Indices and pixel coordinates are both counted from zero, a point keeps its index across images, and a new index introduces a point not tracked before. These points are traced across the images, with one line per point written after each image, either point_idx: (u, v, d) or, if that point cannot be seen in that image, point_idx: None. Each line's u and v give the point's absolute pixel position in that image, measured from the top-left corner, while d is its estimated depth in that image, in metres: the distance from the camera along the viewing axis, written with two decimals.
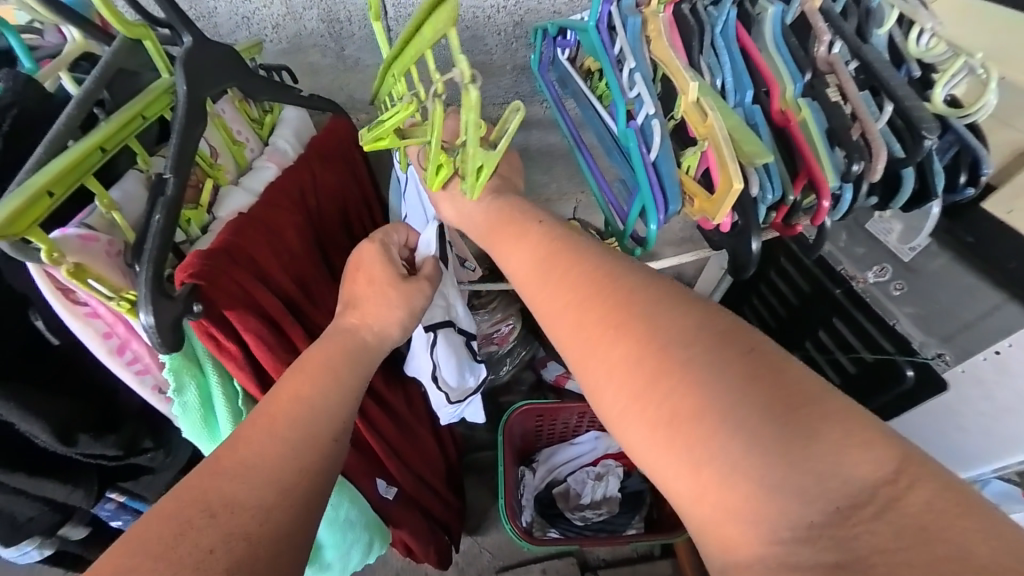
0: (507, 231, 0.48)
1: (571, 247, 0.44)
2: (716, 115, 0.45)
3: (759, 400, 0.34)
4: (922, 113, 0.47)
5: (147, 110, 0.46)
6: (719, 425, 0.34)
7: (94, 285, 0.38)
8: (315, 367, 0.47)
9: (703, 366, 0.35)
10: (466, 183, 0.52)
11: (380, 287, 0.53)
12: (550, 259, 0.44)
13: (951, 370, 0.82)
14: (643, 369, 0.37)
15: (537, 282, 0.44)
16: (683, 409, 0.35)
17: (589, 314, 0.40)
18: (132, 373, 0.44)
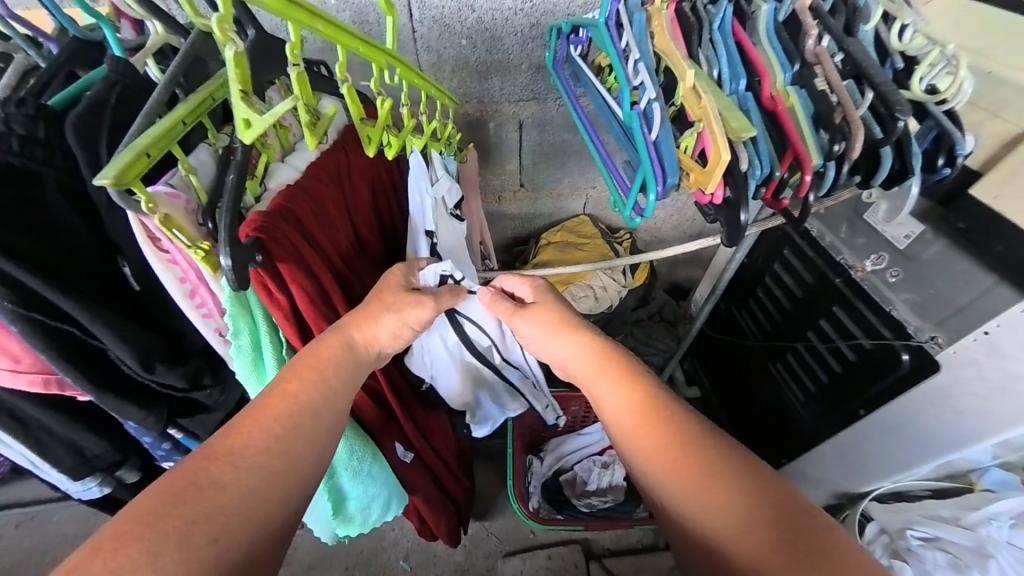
0: (604, 363, 0.68)
1: (652, 394, 0.62)
2: (710, 97, 0.51)
3: (761, 501, 0.49)
4: (898, 97, 0.52)
5: (217, 92, 0.54)
6: (755, 535, 0.47)
7: (177, 234, 0.46)
8: (321, 357, 0.59)
9: (727, 472, 0.52)
10: (569, 325, 0.73)
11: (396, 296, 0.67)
12: (640, 399, 0.62)
13: (943, 353, 0.84)
14: (689, 470, 0.54)
15: (630, 415, 0.61)
16: (709, 500, 0.51)
17: (658, 428, 0.58)
18: (199, 315, 0.52)
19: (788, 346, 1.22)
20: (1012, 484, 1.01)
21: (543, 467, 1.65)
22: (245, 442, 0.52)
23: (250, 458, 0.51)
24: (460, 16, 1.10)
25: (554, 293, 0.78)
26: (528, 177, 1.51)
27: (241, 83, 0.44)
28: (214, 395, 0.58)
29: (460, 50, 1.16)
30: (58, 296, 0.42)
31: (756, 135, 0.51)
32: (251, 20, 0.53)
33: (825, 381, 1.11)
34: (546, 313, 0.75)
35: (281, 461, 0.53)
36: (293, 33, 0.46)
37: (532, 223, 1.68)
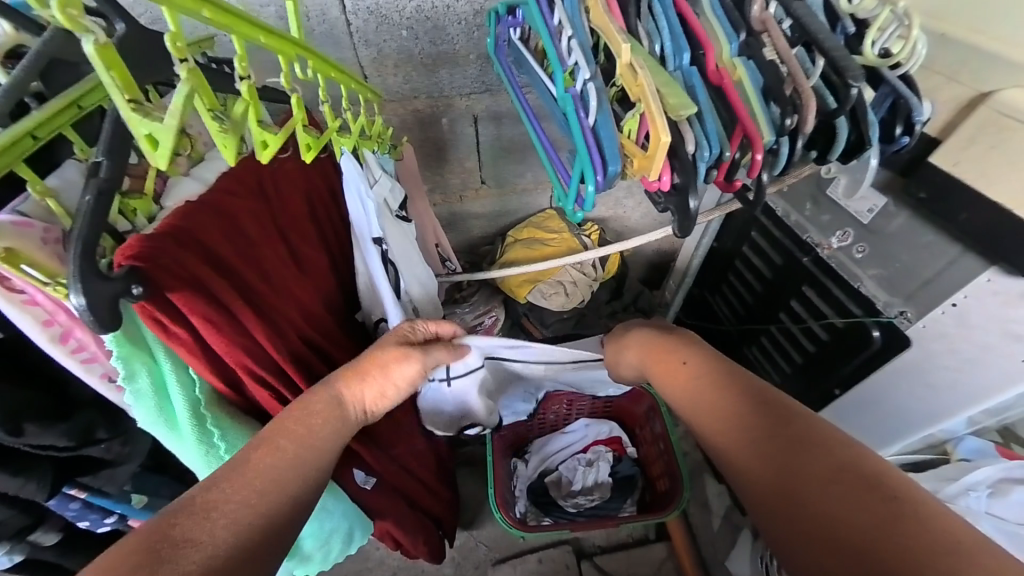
0: (665, 357, 0.65)
1: (678, 352, 0.64)
2: (647, 73, 0.46)
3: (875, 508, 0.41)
4: (850, 63, 0.48)
5: (84, 99, 0.46)
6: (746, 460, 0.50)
7: (28, 271, 0.38)
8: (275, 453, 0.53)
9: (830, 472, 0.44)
10: (626, 334, 0.74)
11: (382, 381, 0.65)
12: (663, 355, 0.66)
13: (913, 328, 0.82)
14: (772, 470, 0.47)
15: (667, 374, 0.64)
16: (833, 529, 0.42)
17: (716, 405, 0.56)
18: (78, 362, 0.44)
19: (762, 329, 1.20)
20: (987, 452, 1.02)
21: (528, 469, 1.63)
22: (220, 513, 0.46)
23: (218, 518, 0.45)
24: (397, 6, 1.02)
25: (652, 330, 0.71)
26: (489, 173, 1.45)
27: (122, 88, 0.35)
28: (112, 448, 0.51)
29: (402, 42, 1.08)
30: None
31: (695, 113, 0.46)
32: (115, 10, 0.40)
33: (800, 362, 1.10)
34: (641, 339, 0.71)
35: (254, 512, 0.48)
36: (173, 20, 0.35)
37: (498, 220, 1.63)
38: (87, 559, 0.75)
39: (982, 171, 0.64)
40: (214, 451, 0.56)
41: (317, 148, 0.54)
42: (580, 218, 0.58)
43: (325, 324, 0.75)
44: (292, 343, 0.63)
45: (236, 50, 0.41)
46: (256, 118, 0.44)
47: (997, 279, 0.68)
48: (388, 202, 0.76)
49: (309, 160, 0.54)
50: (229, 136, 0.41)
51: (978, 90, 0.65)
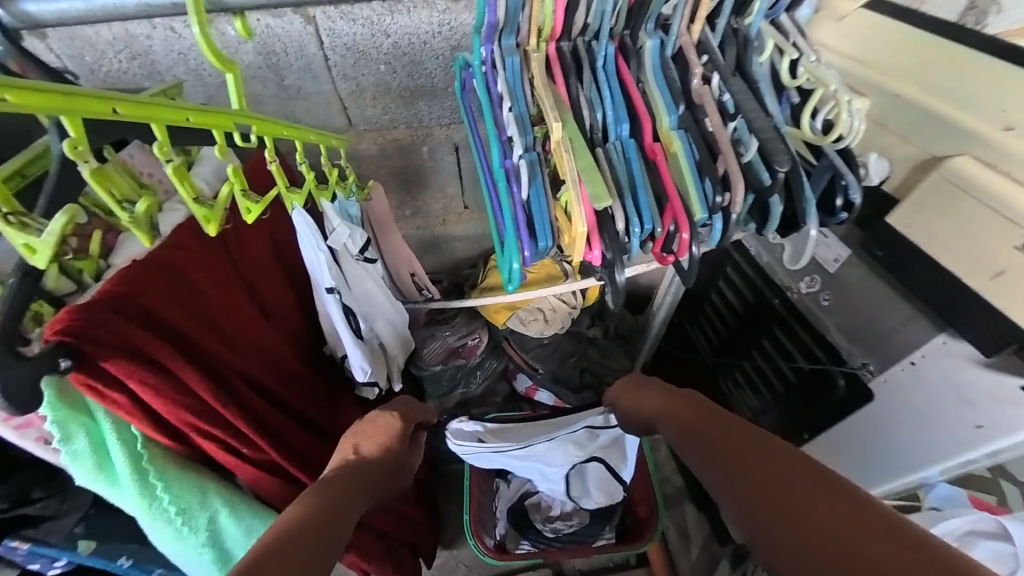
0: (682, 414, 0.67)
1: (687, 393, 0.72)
2: (571, 158, 0.47)
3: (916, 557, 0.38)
4: (777, 147, 0.49)
5: (30, 168, 0.47)
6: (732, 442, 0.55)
7: None
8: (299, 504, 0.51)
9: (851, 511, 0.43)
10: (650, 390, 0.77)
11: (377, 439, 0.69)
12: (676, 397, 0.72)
13: (875, 381, 0.81)
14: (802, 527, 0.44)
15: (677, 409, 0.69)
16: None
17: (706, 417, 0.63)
18: (13, 428, 0.46)
19: (736, 364, 1.19)
20: (958, 499, 1.01)
21: (509, 491, 1.61)
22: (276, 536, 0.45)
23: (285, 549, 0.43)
24: (374, 42, 1.02)
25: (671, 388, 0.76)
26: (471, 199, 1.47)
27: (7, 206, 0.36)
28: None
29: (380, 77, 1.09)
30: None
31: (608, 204, 0.46)
32: None
33: (770, 401, 1.08)
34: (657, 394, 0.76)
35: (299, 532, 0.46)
36: (73, 126, 0.37)
37: (483, 243, 1.63)
38: None
39: (933, 235, 0.64)
40: (157, 502, 0.57)
41: (259, 211, 0.54)
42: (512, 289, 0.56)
43: (286, 365, 0.76)
44: (243, 396, 0.64)
45: (158, 135, 0.43)
46: (191, 196, 0.46)
47: (952, 342, 0.68)
48: (347, 247, 0.78)
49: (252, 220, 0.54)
50: (133, 223, 0.41)
51: (931, 153, 0.65)
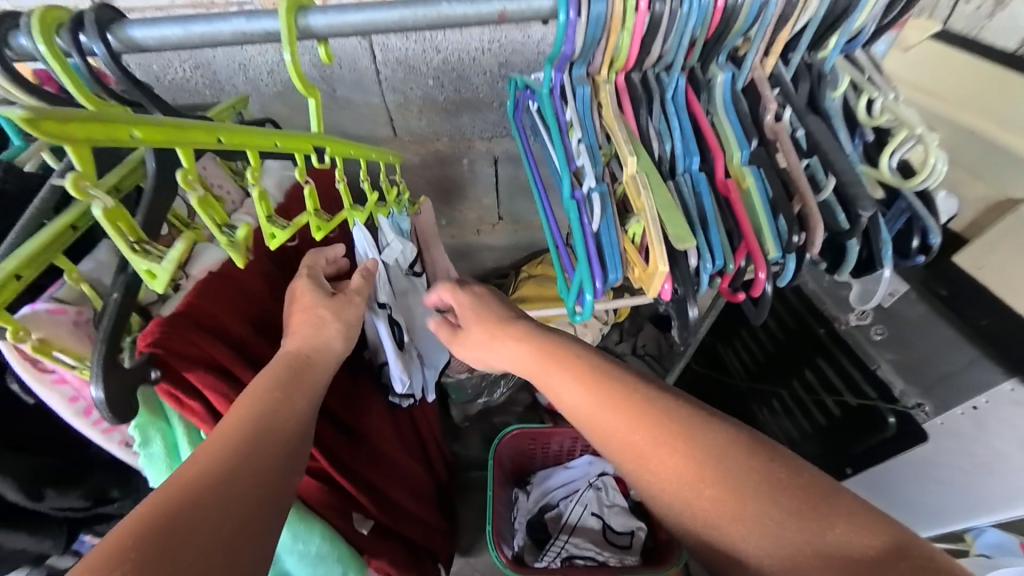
0: (554, 370, 0.57)
1: (597, 365, 0.55)
2: (649, 194, 0.47)
3: (788, 472, 0.43)
4: (860, 191, 0.48)
5: (122, 183, 0.49)
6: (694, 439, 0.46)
7: (60, 357, 0.42)
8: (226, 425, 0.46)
9: (722, 433, 0.46)
10: (500, 327, 0.64)
11: (315, 310, 0.60)
12: (591, 378, 0.54)
13: (930, 423, 0.79)
14: (676, 460, 0.46)
15: (594, 401, 0.52)
16: (733, 502, 0.42)
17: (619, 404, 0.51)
18: (100, 431, 0.48)
19: (772, 391, 1.17)
20: (1007, 547, 0.97)
21: (528, 502, 1.68)
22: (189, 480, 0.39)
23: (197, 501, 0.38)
24: (425, 57, 1.04)
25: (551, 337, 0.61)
26: (506, 210, 1.47)
27: (128, 233, 0.37)
28: (124, 505, 0.55)
29: (427, 90, 1.11)
30: None
31: (692, 245, 0.46)
32: None
33: (810, 432, 1.06)
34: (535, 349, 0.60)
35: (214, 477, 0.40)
36: (185, 157, 0.39)
37: (513, 253, 1.64)
38: None
39: None
40: None
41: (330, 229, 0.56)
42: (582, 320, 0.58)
43: None
44: None
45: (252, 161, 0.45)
46: (266, 215, 0.47)
47: (1020, 389, 0.66)
48: (399, 262, 0.79)
49: (320, 239, 0.55)
50: (233, 249, 0.43)
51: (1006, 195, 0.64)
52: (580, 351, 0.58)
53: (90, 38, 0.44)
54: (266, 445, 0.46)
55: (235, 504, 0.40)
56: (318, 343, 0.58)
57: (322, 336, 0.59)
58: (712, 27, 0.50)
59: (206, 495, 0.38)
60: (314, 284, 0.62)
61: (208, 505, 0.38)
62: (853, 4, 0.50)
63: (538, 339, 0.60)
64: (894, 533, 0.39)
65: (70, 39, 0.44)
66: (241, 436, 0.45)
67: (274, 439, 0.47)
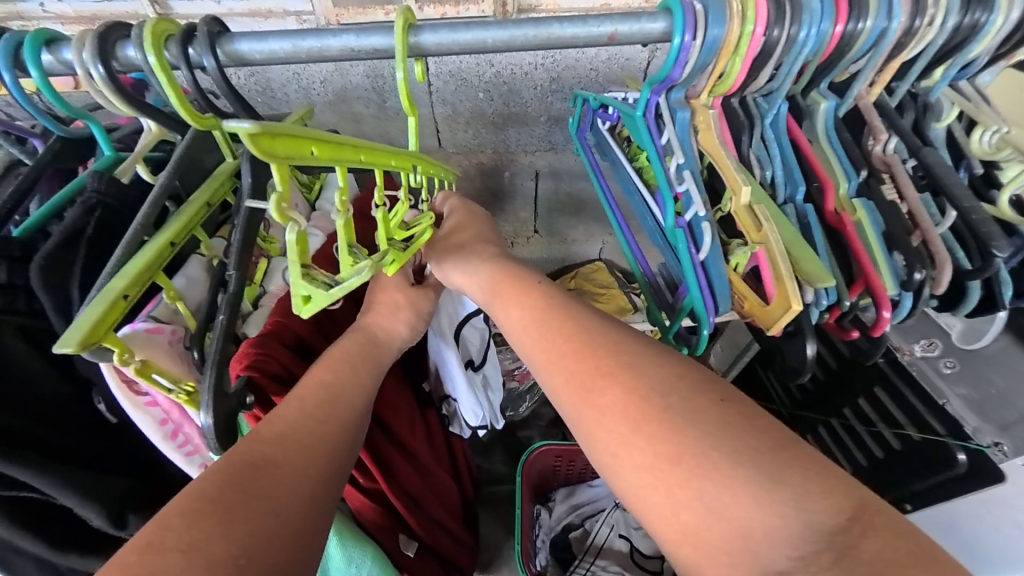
0: (505, 294, 0.51)
1: (560, 299, 0.49)
2: (772, 225, 0.45)
3: (741, 420, 0.35)
4: (992, 229, 0.44)
5: (212, 198, 0.47)
6: (648, 376, 0.39)
7: (157, 379, 0.40)
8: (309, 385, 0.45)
9: (676, 373, 0.39)
10: (489, 252, 0.58)
11: (394, 291, 0.59)
12: (545, 309, 0.48)
13: (1008, 463, 0.75)
14: (617, 394, 0.39)
15: (538, 327, 0.46)
16: (662, 447, 0.35)
17: (565, 329, 0.44)
18: (182, 455, 0.45)
19: (819, 419, 1.13)
20: None
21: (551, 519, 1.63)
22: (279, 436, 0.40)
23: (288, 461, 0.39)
24: (478, 71, 1.04)
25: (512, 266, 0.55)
26: (542, 224, 1.46)
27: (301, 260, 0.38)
28: None
29: (476, 103, 1.10)
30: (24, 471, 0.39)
31: (832, 282, 0.44)
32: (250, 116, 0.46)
33: (864, 465, 1.02)
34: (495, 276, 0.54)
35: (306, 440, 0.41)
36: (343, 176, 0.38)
37: (545, 266, 1.62)
38: None
39: None
40: None
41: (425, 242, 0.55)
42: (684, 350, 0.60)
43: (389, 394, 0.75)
44: None
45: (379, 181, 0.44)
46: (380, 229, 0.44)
47: None
48: None
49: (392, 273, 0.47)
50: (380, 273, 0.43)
51: None
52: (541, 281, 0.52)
53: (199, 51, 0.43)
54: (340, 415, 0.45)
55: (312, 468, 0.40)
56: (387, 326, 0.57)
57: (391, 321, 0.58)
58: (825, 54, 0.49)
59: (284, 453, 0.39)
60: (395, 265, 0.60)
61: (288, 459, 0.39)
62: (972, 35, 0.48)
63: (505, 266, 0.55)
64: (851, 495, 0.32)
65: (178, 52, 0.43)
66: (321, 400, 0.45)
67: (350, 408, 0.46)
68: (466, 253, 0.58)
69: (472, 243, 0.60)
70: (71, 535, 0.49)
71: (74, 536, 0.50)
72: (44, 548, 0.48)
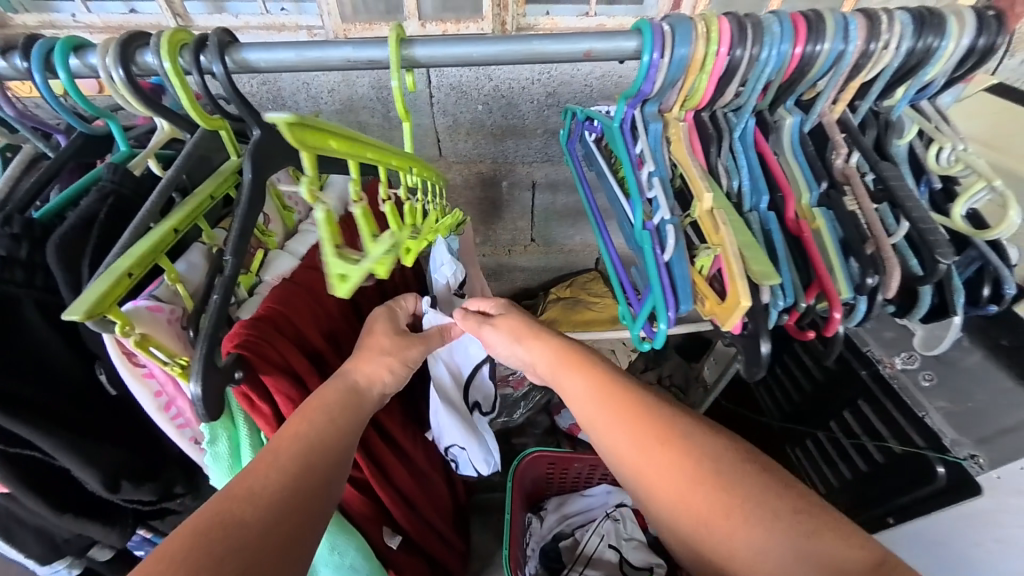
0: (572, 369, 0.59)
1: (616, 378, 0.58)
2: (728, 229, 0.48)
3: (779, 485, 0.47)
4: (937, 237, 0.48)
5: (217, 192, 0.51)
6: (702, 450, 0.49)
7: (155, 352, 0.43)
8: (288, 434, 0.49)
9: (727, 447, 0.50)
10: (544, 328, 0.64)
11: (393, 339, 0.62)
12: (603, 387, 0.57)
13: (984, 476, 0.76)
14: (678, 465, 0.49)
15: (600, 405, 0.56)
16: (722, 506, 0.46)
17: (626, 411, 0.54)
18: (175, 426, 0.49)
19: (808, 432, 1.14)
20: None
21: (542, 529, 1.65)
22: (250, 489, 0.43)
23: (247, 514, 0.42)
24: (478, 84, 1.09)
25: (563, 338, 0.63)
26: (539, 232, 1.49)
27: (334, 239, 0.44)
28: (184, 501, 0.58)
29: (476, 115, 1.15)
30: (32, 433, 0.43)
31: (778, 281, 0.46)
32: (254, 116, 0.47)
33: (850, 478, 1.02)
34: (540, 347, 0.63)
35: (273, 496, 0.44)
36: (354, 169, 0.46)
37: (542, 275, 1.65)
38: None
39: None
40: None
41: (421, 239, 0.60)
42: (643, 343, 0.61)
43: None
44: None
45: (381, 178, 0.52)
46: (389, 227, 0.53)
47: None
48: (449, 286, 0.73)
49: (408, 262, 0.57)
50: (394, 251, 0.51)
51: None
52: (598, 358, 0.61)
53: (209, 58, 0.47)
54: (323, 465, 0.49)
55: (273, 522, 0.43)
56: (369, 373, 0.59)
57: (373, 370, 0.59)
58: (787, 73, 0.53)
59: (249, 506, 0.42)
60: (389, 313, 0.65)
61: (253, 517, 0.42)
62: (926, 59, 0.51)
63: (563, 342, 0.62)
64: (872, 550, 0.42)
65: (192, 59, 0.47)
66: (296, 454, 0.48)
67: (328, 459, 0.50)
68: (513, 325, 0.65)
69: (512, 313, 0.67)
70: (73, 503, 0.53)
71: (77, 503, 0.54)
72: (48, 512, 0.51)
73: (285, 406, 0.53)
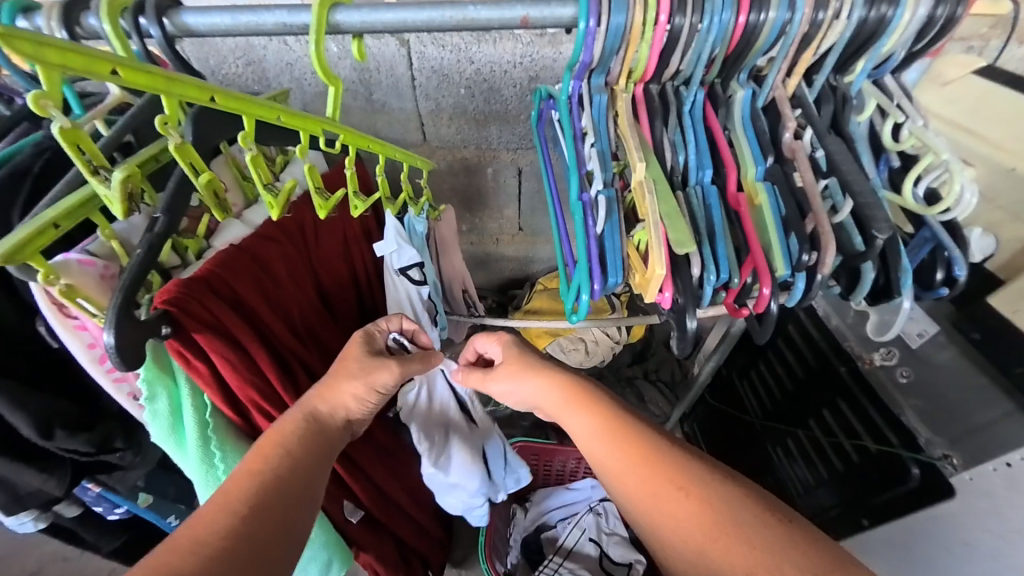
0: (576, 402, 0.60)
1: (618, 413, 0.58)
2: (654, 200, 0.47)
3: (778, 522, 0.44)
4: (877, 213, 0.46)
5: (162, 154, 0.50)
6: (706, 486, 0.48)
7: (83, 304, 0.45)
8: (239, 480, 0.50)
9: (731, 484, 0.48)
10: (541, 364, 0.66)
11: (368, 362, 0.65)
12: (608, 423, 0.57)
13: (957, 477, 0.73)
14: (689, 504, 0.47)
15: (602, 441, 0.56)
16: (733, 549, 0.43)
17: (630, 447, 0.53)
18: (112, 379, 0.51)
19: (788, 431, 1.11)
20: None
21: (525, 520, 1.61)
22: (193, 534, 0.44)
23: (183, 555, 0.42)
24: (459, 68, 1.08)
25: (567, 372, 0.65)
26: (526, 222, 1.48)
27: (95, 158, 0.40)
28: (125, 455, 0.61)
29: (458, 99, 1.14)
30: None
31: (692, 251, 0.46)
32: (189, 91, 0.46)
33: (827, 478, 0.99)
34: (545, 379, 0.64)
35: (218, 539, 0.44)
36: (171, 106, 0.42)
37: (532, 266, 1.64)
38: (100, 533, 0.85)
39: None
40: (212, 470, 0.59)
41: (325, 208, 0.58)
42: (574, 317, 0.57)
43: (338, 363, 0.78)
44: (304, 386, 0.67)
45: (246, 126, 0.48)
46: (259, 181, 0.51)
47: None
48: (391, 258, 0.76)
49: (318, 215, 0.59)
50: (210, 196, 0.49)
51: None
52: (604, 392, 0.62)
53: (149, 22, 0.49)
54: (280, 504, 0.50)
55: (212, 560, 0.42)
56: (332, 402, 0.62)
57: (335, 404, 0.62)
58: (731, 44, 0.51)
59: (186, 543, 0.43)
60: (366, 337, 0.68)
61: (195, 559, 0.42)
62: (881, 29, 0.49)
63: (567, 378, 0.64)
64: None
65: (131, 22, 0.49)
66: (245, 494, 0.48)
67: (281, 494, 0.50)
68: (512, 359, 0.68)
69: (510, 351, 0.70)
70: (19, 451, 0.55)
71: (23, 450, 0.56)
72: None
73: (222, 365, 0.54)
